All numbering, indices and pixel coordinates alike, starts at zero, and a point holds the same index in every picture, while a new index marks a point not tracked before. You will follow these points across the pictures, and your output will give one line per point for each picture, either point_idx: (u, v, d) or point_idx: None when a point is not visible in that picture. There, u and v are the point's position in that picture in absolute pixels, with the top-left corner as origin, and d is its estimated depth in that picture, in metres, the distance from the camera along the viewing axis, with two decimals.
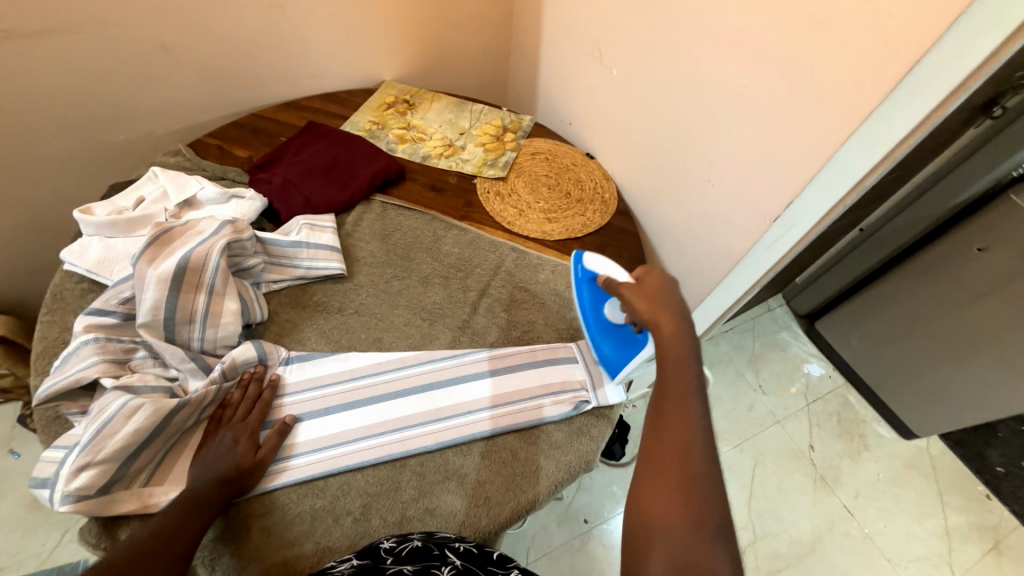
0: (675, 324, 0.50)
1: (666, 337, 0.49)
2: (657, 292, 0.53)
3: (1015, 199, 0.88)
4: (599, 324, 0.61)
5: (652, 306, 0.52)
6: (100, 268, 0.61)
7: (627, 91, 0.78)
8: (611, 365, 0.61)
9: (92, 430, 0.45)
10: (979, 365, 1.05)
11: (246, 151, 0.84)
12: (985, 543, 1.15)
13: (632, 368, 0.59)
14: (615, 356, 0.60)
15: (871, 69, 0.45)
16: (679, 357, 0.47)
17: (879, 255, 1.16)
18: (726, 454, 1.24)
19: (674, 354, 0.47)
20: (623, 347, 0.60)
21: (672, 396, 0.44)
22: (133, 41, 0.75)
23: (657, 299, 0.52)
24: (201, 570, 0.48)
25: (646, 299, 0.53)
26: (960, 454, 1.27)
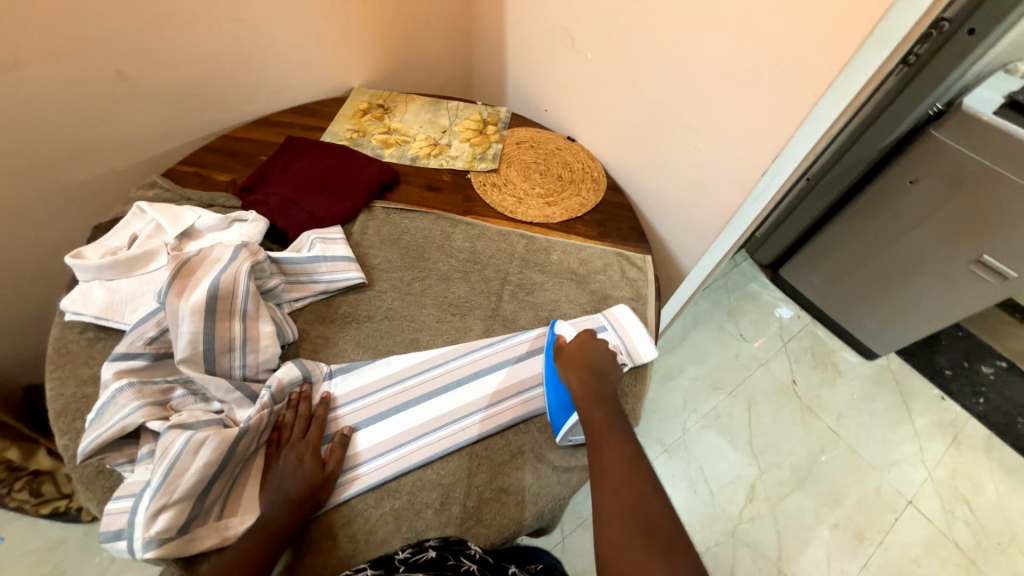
0: (590, 388, 0.57)
1: (588, 402, 0.55)
2: (582, 357, 0.60)
3: (935, 134, 1.01)
4: (550, 380, 0.61)
5: (579, 370, 0.58)
6: (110, 312, 0.58)
7: (602, 72, 0.82)
8: (554, 421, 0.58)
9: (161, 472, 0.44)
10: (923, 284, 1.19)
11: (228, 175, 0.81)
12: (947, 438, 1.31)
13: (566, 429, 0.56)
14: (557, 413, 0.58)
15: (837, 30, 0.51)
16: (606, 426, 0.53)
17: (827, 199, 1.30)
18: (723, 402, 1.34)
19: (604, 424, 0.53)
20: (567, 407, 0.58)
21: (613, 463, 0.49)
22: (86, 71, 0.70)
23: (585, 362, 0.59)
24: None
25: (571, 364, 0.59)
26: (916, 365, 1.44)
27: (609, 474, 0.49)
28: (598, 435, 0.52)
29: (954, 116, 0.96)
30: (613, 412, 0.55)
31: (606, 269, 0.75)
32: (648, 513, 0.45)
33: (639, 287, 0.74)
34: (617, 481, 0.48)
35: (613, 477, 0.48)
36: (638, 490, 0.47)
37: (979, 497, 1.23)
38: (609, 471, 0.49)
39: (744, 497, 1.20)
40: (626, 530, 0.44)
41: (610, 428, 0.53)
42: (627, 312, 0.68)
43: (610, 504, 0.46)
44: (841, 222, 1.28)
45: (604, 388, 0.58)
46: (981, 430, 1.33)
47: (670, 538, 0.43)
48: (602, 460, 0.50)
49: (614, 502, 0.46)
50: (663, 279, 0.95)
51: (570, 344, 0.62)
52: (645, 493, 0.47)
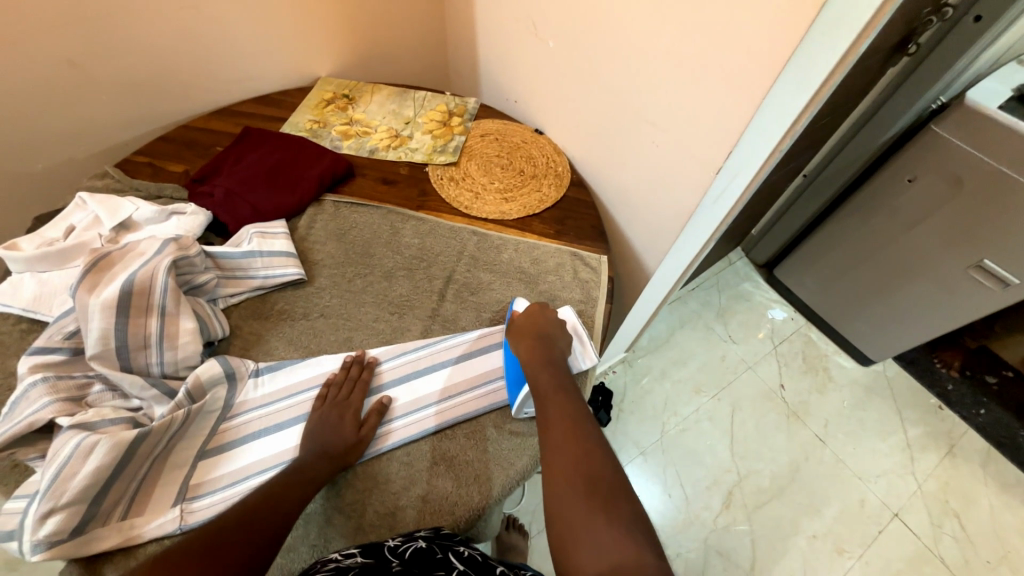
0: (536, 351, 0.59)
1: (535, 365, 0.57)
2: (530, 326, 0.61)
3: (935, 129, 0.93)
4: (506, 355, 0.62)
5: (528, 339, 0.60)
6: (38, 305, 0.58)
7: (565, 61, 0.77)
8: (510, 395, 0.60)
9: (50, 475, 0.44)
10: (918, 288, 1.11)
11: (181, 165, 0.80)
12: (941, 450, 1.25)
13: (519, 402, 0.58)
14: (513, 384, 0.60)
15: (786, 17, 0.46)
16: (553, 390, 0.54)
17: (823, 198, 1.22)
18: (705, 405, 1.29)
19: (551, 389, 0.54)
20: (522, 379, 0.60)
21: (558, 424, 0.50)
22: (33, 61, 0.69)
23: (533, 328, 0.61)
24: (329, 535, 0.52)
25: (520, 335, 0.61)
26: (913, 372, 1.36)
27: (554, 433, 0.49)
28: (545, 397, 0.54)
29: (956, 109, 0.89)
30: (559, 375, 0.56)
31: (557, 269, 0.73)
32: (589, 464, 0.46)
33: (590, 289, 0.72)
34: (561, 438, 0.49)
35: (558, 437, 0.49)
36: (582, 443, 0.48)
37: (971, 514, 1.16)
38: (554, 430, 0.50)
39: (720, 503, 1.15)
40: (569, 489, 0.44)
41: (556, 391, 0.54)
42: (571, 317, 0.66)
43: (554, 464, 0.47)
44: (836, 221, 1.21)
45: (552, 354, 0.59)
46: (978, 442, 1.27)
47: (611, 488, 0.44)
48: (546, 418, 0.51)
49: (557, 457, 0.47)
50: (630, 279, 0.91)
51: (521, 315, 0.63)
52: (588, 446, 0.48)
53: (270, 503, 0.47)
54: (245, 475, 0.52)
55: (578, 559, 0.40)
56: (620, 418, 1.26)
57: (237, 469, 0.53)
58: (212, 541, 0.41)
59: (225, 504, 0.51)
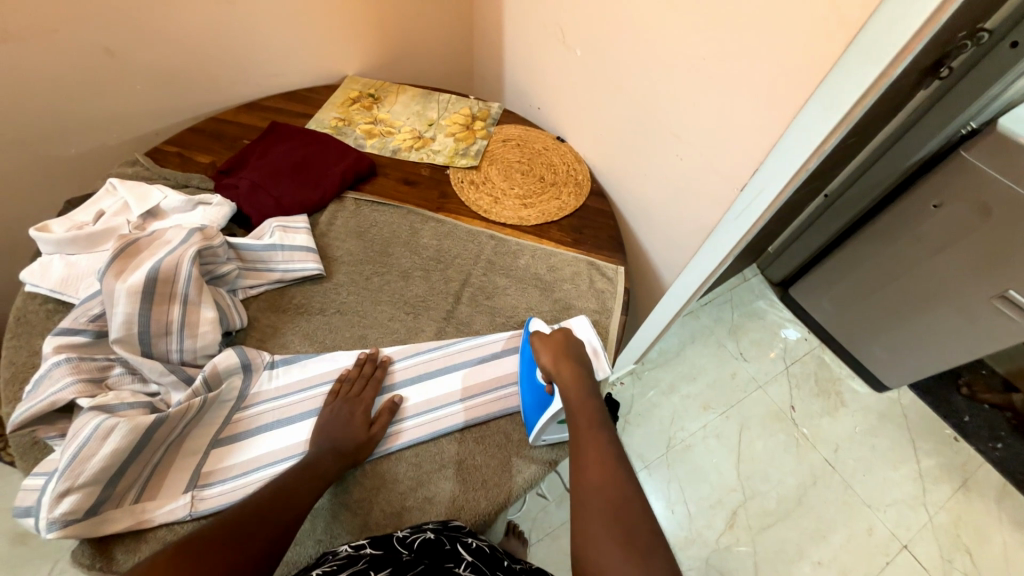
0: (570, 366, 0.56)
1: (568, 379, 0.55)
2: (559, 340, 0.59)
3: (965, 155, 0.91)
4: (525, 363, 0.61)
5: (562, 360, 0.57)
6: (65, 287, 0.59)
7: (592, 71, 0.77)
8: (527, 419, 0.59)
9: (69, 455, 0.45)
10: (939, 316, 1.09)
11: (208, 157, 0.81)
12: (955, 483, 1.21)
13: (538, 429, 0.57)
14: (531, 411, 0.59)
15: (821, 37, 0.45)
16: (589, 422, 0.52)
17: (843, 219, 1.21)
18: (713, 422, 1.27)
19: (586, 421, 0.52)
20: (540, 404, 0.58)
21: (592, 460, 0.48)
22: (74, 49, 0.71)
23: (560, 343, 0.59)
24: (333, 532, 0.52)
25: (553, 355, 0.57)
26: (929, 402, 1.33)
27: (589, 471, 0.47)
28: (575, 415, 0.52)
29: (988, 136, 0.87)
30: (595, 406, 0.54)
31: (574, 278, 0.73)
32: (624, 510, 0.44)
33: (605, 299, 0.71)
34: (595, 477, 0.46)
35: (592, 473, 0.47)
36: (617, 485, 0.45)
37: (983, 550, 1.13)
38: (589, 466, 0.47)
39: (723, 523, 1.13)
40: (601, 532, 0.42)
41: (592, 423, 0.52)
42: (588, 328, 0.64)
43: (587, 503, 0.45)
44: (857, 243, 1.18)
45: (589, 382, 0.56)
46: (994, 477, 1.23)
47: (646, 539, 0.42)
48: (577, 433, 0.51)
49: (590, 496, 0.45)
50: (645, 291, 0.90)
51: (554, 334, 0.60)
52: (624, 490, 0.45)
53: (280, 498, 0.47)
54: (259, 465, 0.53)
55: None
56: (625, 430, 1.25)
57: (250, 459, 0.53)
58: (230, 532, 0.41)
59: (237, 493, 0.51)
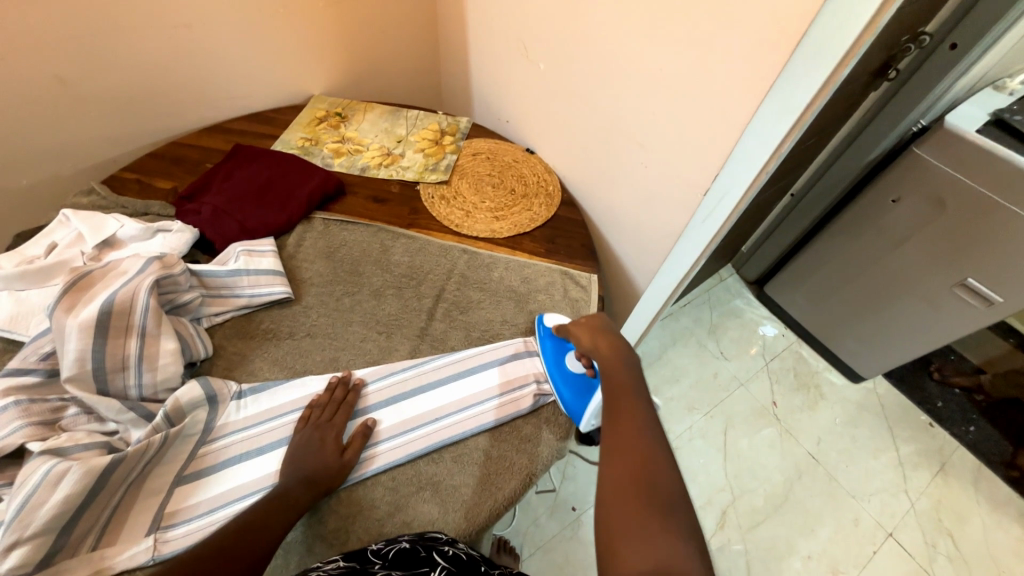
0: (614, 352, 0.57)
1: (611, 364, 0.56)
2: (595, 329, 0.61)
3: (918, 151, 0.95)
4: (552, 360, 0.64)
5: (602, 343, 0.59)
6: (14, 324, 0.56)
7: (556, 84, 0.78)
8: (572, 412, 0.62)
9: (16, 504, 0.42)
10: (906, 306, 1.12)
11: (169, 182, 0.79)
12: (933, 467, 1.24)
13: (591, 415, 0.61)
14: (575, 401, 0.62)
15: (768, 46, 0.47)
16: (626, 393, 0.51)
17: (810, 217, 1.24)
18: (698, 422, 1.28)
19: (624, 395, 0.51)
20: (584, 391, 0.62)
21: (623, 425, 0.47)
22: (24, 78, 0.69)
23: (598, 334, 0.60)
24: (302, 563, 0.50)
25: (590, 334, 0.60)
26: (903, 390, 1.37)
27: (621, 434, 0.46)
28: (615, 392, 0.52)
29: (938, 132, 0.91)
30: (628, 379, 0.53)
31: (548, 288, 0.73)
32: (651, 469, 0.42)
33: (580, 307, 0.72)
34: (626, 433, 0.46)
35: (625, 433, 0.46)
36: (643, 445, 0.44)
37: (964, 532, 1.15)
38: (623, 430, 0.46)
39: (714, 524, 1.13)
40: (626, 489, 0.41)
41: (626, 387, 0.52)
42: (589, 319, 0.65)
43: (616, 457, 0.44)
44: (824, 239, 1.22)
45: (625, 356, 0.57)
46: (968, 459, 1.27)
47: (673, 499, 0.40)
48: (616, 404, 0.50)
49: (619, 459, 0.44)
50: (621, 297, 0.91)
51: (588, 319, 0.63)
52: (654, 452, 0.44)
53: (245, 535, 0.45)
54: (224, 501, 0.51)
55: (624, 550, 0.37)
56: None
57: (215, 495, 0.51)
58: None
59: (203, 532, 0.49)
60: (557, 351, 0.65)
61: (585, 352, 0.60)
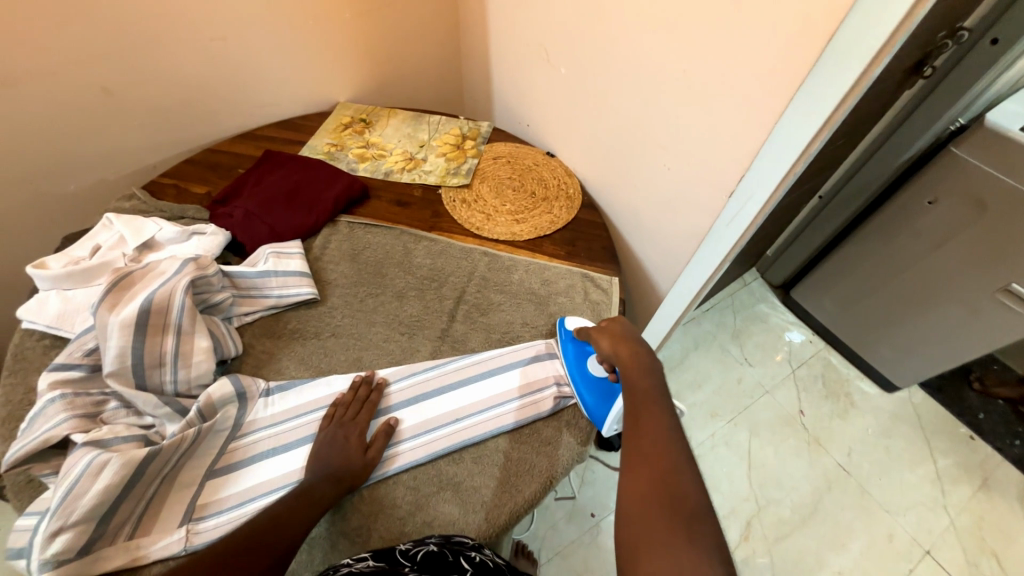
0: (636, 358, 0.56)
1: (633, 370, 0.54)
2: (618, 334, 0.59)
3: (956, 151, 0.91)
4: (573, 363, 0.63)
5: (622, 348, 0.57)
6: (61, 322, 0.60)
7: (577, 87, 0.79)
8: (595, 417, 0.61)
9: (61, 493, 0.44)
10: (944, 312, 1.07)
11: (204, 187, 0.82)
12: (975, 482, 1.18)
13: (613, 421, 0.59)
14: (598, 406, 0.61)
15: (795, 44, 0.46)
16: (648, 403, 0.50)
17: (839, 220, 1.20)
18: (721, 430, 1.25)
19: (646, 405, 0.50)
20: (606, 397, 0.61)
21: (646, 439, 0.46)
22: (73, 89, 0.73)
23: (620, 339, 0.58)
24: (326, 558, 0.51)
25: (612, 339, 0.58)
26: (941, 400, 1.30)
27: (646, 455, 0.45)
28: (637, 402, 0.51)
29: (977, 130, 0.87)
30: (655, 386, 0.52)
31: (568, 291, 0.73)
32: (672, 485, 0.41)
33: (601, 310, 0.71)
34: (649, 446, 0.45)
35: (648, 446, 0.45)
36: (666, 460, 0.44)
37: (1010, 552, 1.09)
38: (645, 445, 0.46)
39: (738, 534, 1.10)
40: (647, 503, 0.41)
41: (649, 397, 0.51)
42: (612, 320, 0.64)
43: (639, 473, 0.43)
44: (854, 242, 1.18)
45: (646, 364, 0.55)
46: (1014, 475, 1.20)
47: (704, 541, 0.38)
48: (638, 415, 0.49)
49: (640, 473, 0.43)
50: (642, 301, 0.90)
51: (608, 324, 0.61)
52: (678, 467, 0.43)
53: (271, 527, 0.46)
54: (252, 496, 0.52)
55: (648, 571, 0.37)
56: None
57: (245, 489, 0.53)
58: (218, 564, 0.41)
59: (233, 525, 0.50)
60: (579, 358, 0.63)
61: (604, 356, 0.59)
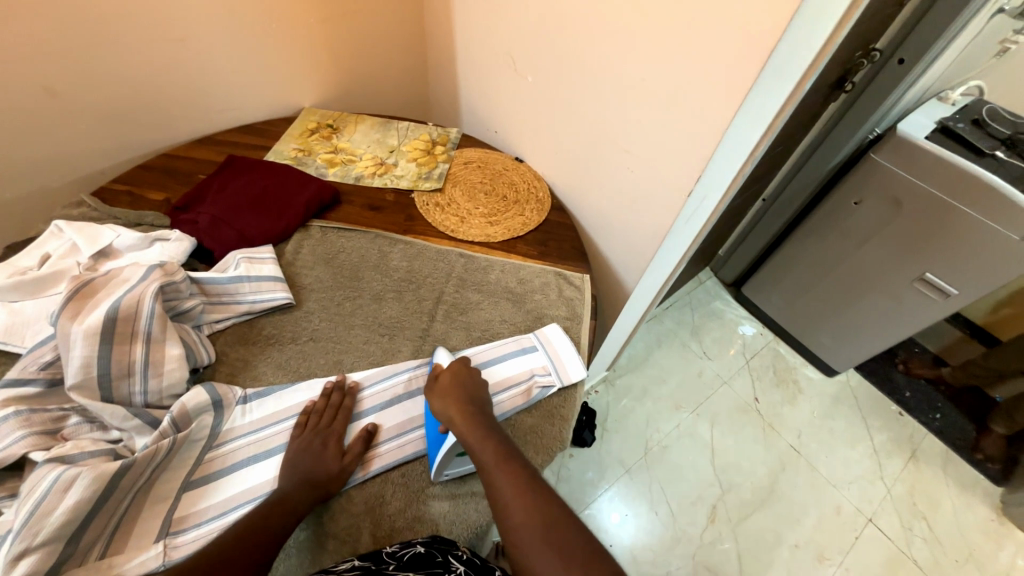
0: (472, 414, 0.55)
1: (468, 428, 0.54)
2: (455, 389, 0.58)
3: (875, 157, 1.03)
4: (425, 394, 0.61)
5: (455, 405, 0.56)
6: (9, 336, 0.56)
7: (544, 96, 0.82)
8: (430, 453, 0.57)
9: (24, 513, 0.41)
10: (872, 301, 1.19)
11: (162, 193, 0.79)
12: (905, 454, 1.31)
13: (435, 465, 0.54)
14: (433, 445, 0.57)
15: (740, 59, 0.52)
16: (495, 452, 0.52)
17: (781, 220, 1.32)
18: (685, 420, 1.32)
19: (491, 456, 0.51)
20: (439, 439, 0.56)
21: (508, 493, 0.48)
22: (12, 89, 0.69)
23: (455, 394, 0.57)
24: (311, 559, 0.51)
25: (446, 398, 0.57)
26: (874, 382, 1.44)
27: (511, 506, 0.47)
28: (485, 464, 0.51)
29: (891, 139, 0.99)
30: (501, 457, 0.51)
31: (543, 289, 0.76)
32: (559, 533, 0.44)
33: (575, 306, 0.75)
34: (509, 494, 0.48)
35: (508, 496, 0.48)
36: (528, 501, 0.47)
37: (937, 515, 1.22)
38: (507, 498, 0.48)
39: (705, 518, 1.16)
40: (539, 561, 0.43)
41: (494, 446, 0.52)
42: (451, 359, 0.63)
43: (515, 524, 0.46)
44: (793, 241, 1.29)
45: (482, 417, 0.55)
46: (936, 445, 1.34)
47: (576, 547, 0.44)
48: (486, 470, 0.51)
49: (523, 536, 0.45)
50: (610, 298, 0.95)
51: (445, 372, 0.60)
52: (553, 513, 0.46)
53: (241, 542, 0.45)
54: (234, 505, 0.51)
55: None
56: (604, 436, 1.27)
57: (225, 499, 0.51)
58: None
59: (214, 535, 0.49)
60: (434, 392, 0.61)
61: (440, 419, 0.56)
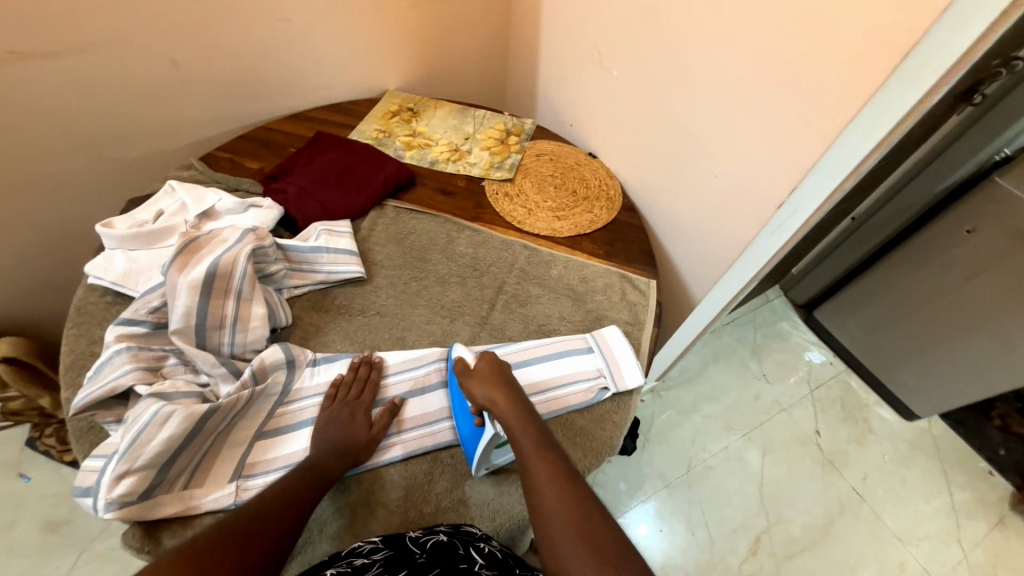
0: (514, 404, 0.55)
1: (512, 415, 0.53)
2: (493, 372, 0.57)
3: (999, 181, 0.90)
4: (454, 392, 0.60)
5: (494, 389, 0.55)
6: (126, 280, 0.63)
7: (627, 91, 0.79)
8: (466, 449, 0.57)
9: (129, 438, 0.47)
10: (973, 343, 1.06)
11: (258, 163, 0.85)
12: (991, 518, 1.16)
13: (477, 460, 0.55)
14: (467, 443, 0.57)
15: (862, 62, 0.46)
16: (535, 442, 0.51)
17: (872, 242, 1.19)
18: (735, 443, 1.25)
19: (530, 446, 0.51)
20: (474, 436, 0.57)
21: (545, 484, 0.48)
22: (142, 60, 0.76)
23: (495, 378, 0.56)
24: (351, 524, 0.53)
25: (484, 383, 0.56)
26: (962, 433, 1.29)
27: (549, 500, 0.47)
28: (527, 455, 0.50)
29: None
30: (547, 449, 0.51)
31: (605, 290, 0.74)
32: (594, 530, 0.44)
33: (637, 311, 0.72)
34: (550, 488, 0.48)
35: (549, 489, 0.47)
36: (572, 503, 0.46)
37: None
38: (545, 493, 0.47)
39: (746, 549, 1.10)
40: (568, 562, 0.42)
41: (537, 439, 0.52)
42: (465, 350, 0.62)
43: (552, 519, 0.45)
44: (884, 267, 1.17)
45: (522, 406, 0.55)
46: None
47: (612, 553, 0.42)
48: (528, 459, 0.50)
49: (561, 530, 0.44)
50: (672, 306, 0.91)
51: (480, 359, 0.59)
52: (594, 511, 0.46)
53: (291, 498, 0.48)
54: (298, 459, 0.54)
55: None
56: (645, 447, 1.23)
57: (288, 453, 0.55)
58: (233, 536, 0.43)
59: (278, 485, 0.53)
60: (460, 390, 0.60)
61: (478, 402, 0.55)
